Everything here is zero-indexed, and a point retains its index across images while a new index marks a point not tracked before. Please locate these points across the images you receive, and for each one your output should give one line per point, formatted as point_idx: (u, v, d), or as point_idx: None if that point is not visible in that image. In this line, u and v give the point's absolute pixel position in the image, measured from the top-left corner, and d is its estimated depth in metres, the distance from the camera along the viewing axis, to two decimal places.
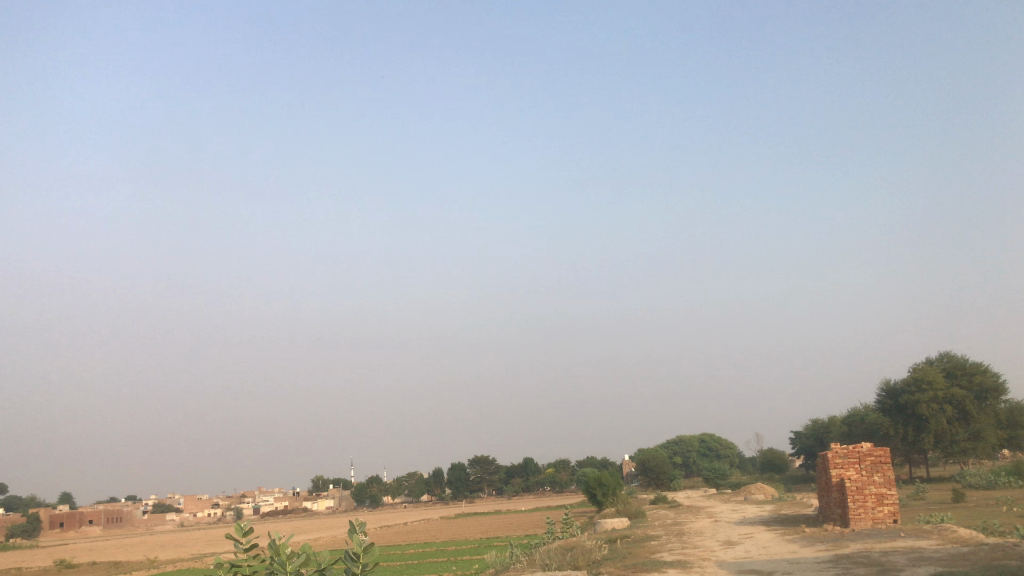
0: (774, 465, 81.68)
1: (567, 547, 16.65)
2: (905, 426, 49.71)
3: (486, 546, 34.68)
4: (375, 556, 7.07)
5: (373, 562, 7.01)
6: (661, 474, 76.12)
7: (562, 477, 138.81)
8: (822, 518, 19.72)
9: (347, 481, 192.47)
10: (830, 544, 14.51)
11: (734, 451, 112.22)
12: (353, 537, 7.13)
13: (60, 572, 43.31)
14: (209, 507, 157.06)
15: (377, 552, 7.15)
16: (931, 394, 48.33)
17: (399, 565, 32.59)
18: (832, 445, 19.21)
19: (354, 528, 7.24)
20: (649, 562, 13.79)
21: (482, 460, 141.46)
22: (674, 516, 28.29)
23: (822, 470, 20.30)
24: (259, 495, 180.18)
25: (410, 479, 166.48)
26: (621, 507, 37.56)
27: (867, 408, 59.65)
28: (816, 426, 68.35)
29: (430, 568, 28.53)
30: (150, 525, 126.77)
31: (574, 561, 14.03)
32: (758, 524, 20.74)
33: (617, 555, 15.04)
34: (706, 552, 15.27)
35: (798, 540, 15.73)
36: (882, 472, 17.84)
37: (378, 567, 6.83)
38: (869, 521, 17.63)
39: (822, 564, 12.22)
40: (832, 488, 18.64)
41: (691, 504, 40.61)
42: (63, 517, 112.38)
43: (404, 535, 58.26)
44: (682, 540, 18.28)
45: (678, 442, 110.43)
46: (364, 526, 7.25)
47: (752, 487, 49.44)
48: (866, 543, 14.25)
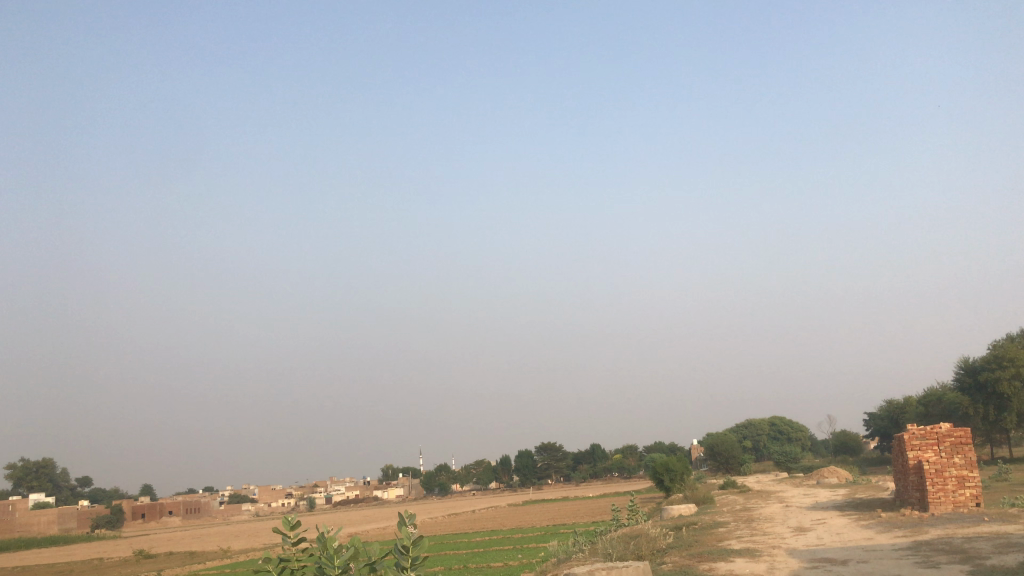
0: (848, 447, 79.61)
1: (632, 535, 16.20)
2: (985, 405, 47.90)
3: (552, 533, 34.40)
4: (424, 549, 6.71)
5: (422, 557, 6.63)
6: (730, 458, 74.95)
7: (629, 463, 137.94)
8: (898, 502, 18.93)
9: (416, 470, 194.64)
10: (909, 529, 13.77)
11: (806, 434, 109.91)
12: (399, 529, 6.78)
13: (139, 562, 44.54)
14: (283, 498, 160.59)
15: (426, 545, 6.80)
16: (1013, 371, 46.40)
17: (464, 553, 32.50)
18: (908, 425, 18.39)
19: (403, 519, 6.90)
20: (716, 550, 13.25)
21: (549, 447, 141.21)
22: (743, 503, 27.46)
23: (898, 453, 19.49)
24: (331, 484, 183.56)
25: (478, 468, 167.48)
26: (689, 493, 36.80)
27: (945, 388, 57.67)
28: (890, 407, 66.33)
29: (495, 556, 28.19)
30: (228, 515, 130.20)
31: (638, 551, 13.58)
32: (830, 509, 20.01)
33: (683, 543, 14.56)
34: (776, 540, 14.66)
35: (874, 526, 15.02)
36: (963, 453, 16.98)
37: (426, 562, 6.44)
38: (949, 505, 16.81)
39: (900, 552, 11.55)
40: (909, 471, 17.84)
41: (761, 489, 39.58)
42: (145, 508, 116.15)
43: (472, 523, 58.11)
44: (752, 526, 17.67)
45: (747, 426, 108.59)
46: (412, 517, 6.88)
47: (825, 471, 48.14)
48: (948, 528, 13.50)
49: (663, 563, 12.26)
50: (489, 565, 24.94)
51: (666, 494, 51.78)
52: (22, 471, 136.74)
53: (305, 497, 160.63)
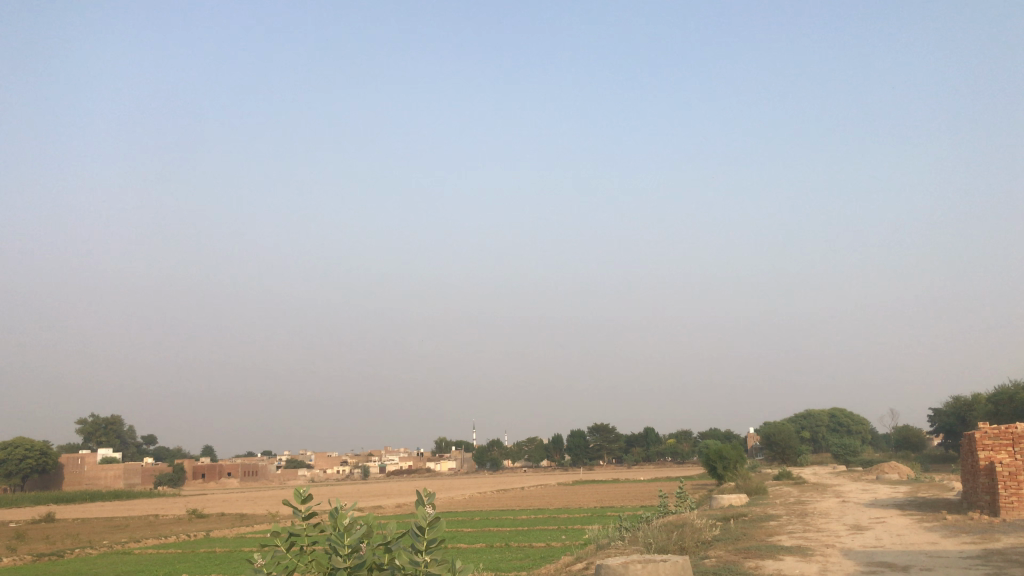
0: (911, 443, 77.17)
1: (677, 524, 15.42)
2: None
3: (598, 515, 33.77)
4: (442, 533, 5.78)
5: (439, 540, 5.70)
6: (787, 448, 73.30)
7: (683, 448, 136.56)
8: (966, 504, 17.81)
9: (468, 444, 196.00)
10: (978, 536, 12.69)
11: (867, 427, 106.95)
12: (416, 508, 5.82)
13: (191, 521, 45.22)
14: (338, 465, 162.96)
15: (444, 529, 5.86)
16: None
17: (509, 530, 32.05)
18: (982, 423, 17.24)
19: (420, 498, 5.96)
20: (763, 546, 12.39)
21: (602, 428, 140.23)
22: (798, 495, 26.28)
23: (968, 453, 18.30)
24: (386, 454, 185.71)
25: (530, 444, 167.62)
26: (741, 482, 35.79)
27: (1018, 387, 55.14)
28: (958, 403, 63.80)
29: (538, 535, 27.59)
30: (284, 479, 132.51)
31: (680, 542, 12.81)
32: (891, 508, 18.93)
33: (730, 536, 13.78)
34: (831, 538, 13.73)
35: (940, 529, 13.97)
36: None
37: (440, 547, 5.49)
38: (1023, 511, 15.64)
39: (968, 560, 10.55)
40: (980, 473, 16.76)
41: (818, 481, 38.20)
42: (205, 468, 119.22)
43: (519, 500, 57.70)
44: (805, 521, 16.80)
45: (806, 417, 106.24)
46: (431, 496, 5.93)
47: (886, 466, 46.48)
48: (1021, 537, 12.41)
49: (705, 558, 11.45)
50: (530, 545, 24.32)
51: (718, 481, 50.70)
52: (91, 427, 141.30)
53: (359, 465, 162.85)
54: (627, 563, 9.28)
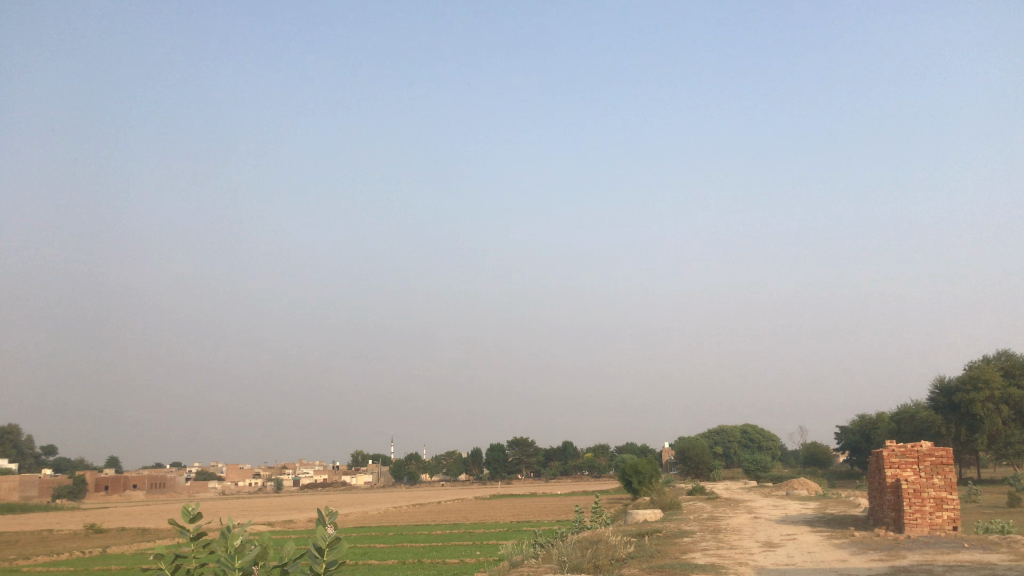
0: (818, 460, 79.36)
1: (591, 540, 15.26)
2: (957, 425, 47.57)
3: (514, 530, 33.51)
4: (343, 552, 5.35)
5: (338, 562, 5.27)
6: (700, 464, 74.54)
7: (600, 462, 137.76)
8: (872, 522, 18.15)
9: (386, 458, 193.68)
10: (885, 553, 12.86)
11: (776, 443, 109.68)
12: (316, 526, 5.41)
13: (89, 537, 43.09)
14: (250, 477, 158.70)
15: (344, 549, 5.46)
16: (987, 393, 46.23)
17: (422, 546, 31.47)
18: (887, 441, 17.64)
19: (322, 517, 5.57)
20: (678, 565, 12.22)
21: (521, 442, 140.29)
22: (710, 511, 26.54)
23: (874, 470, 18.68)
24: (301, 467, 181.93)
25: (449, 458, 166.53)
26: (654, 497, 36.05)
27: (918, 406, 57.35)
28: (863, 421, 65.99)
29: (452, 552, 27.15)
30: (193, 492, 128.30)
31: (594, 559, 12.58)
32: (801, 524, 19.19)
33: (645, 553, 13.62)
34: (744, 556, 13.69)
35: (848, 546, 14.12)
36: (943, 474, 16.21)
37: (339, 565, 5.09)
38: (925, 528, 15.97)
39: None
40: (885, 490, 17.06)
41: (730, 496, 38.81)
42: (109, 480, 114.56)
43: (434, 515, 57.05)
44: (717, 538, 16.82)
45: (719, 432, 108.48)
46: (334, 515, 5.55)
47: (794, 481, 47.61)
48: (926, 554, 12.60)
49: None
50: (444, 562, 23.93)
51: (633, 495, 51.09)
52: None
53: (272, 478, 159.10)
54: None
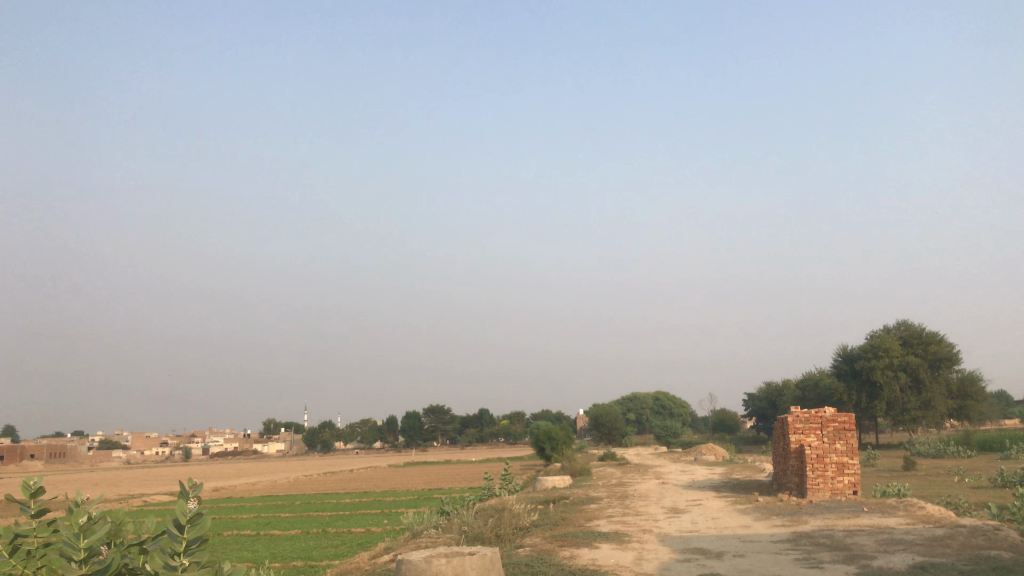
0: (726, 426, 81.34)
1: (495, 509, 14.89)
2: (857, 392, 49.17)
3: (424, 499, 33.07)
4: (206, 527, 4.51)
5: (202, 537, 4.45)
6: (613, 430, 75.57)
7: (515, 430, 138.77)
8: (776, 486, 18.34)
9: (300, 426, 190.89)
10: (788, 518, 12.84)
11: (687, 410, 112.19)
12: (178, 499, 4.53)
13: None
14: (158, 447, 154.10)
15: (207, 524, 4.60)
16: (887, 361, 47.89)
17: (328, 516, 30.79)
18: (793, 407, 17.76)
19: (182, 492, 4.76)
20: (580, 533, 11.90)
21: (437, 409, 139.91)
22: (619, 476, 26.58)
23: (779, 435, 18.85)
24: (211, 436, 177.71)
25: (364, 426, 165.12)
26: (565, 464, 36.06)
27: (822, 374, 59.14)
28: (769, 389, 67.81)
29: (358, 521, 26.52)
30: (96, 462, 123.72)
31: (496, 529, 12.19)
32: (707, 490, 19.25)
33: (549, 521, 13.29)
34: (648, 522, 13.49)
35: (752, 512, 14.08)
36: (844, 439, 16.39)
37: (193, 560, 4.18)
38: (827, 492, 16.16)
39: (779, 545, 10.38)
40: (790, 456, 17.17)
41: (640, 462, 39.22)
42: (4, 450, 109.52)
43: (344, 483, 56.17)
44: (624, 504, 16.69)
45: (631, 399, 110.41)
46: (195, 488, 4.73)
47: (702, 447, 48.51)
48: (828, 519, 12.57)
49: (519, 547, 10.79)
50: (348, 531, 23.32)
51: (546, 460, 51.30)
52: None
53: (181, 446, 155.02)
54: (436, 558, 8.42)
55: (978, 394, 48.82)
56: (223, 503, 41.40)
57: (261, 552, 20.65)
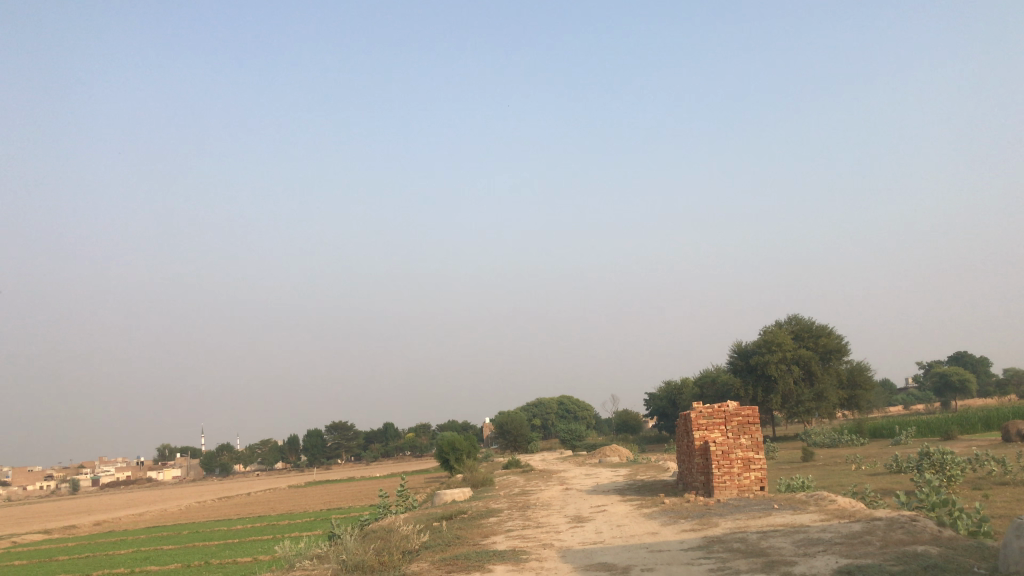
0: (629, 427, 81.71)
1: (383, 530, 13.55)
2: (754, 387, 49.77)
3: (320, 520, 31.32)
4: None
5: None
6: (518, 437, 74.75)
7: (421, 442, 136.59)
8: (681, 486, 17.61)
9: (196, 451, 183.40)
10: (696, 522, 11.94)
11: (591, 413, 112.67)
12: None
13: None
14: (41, 481, 144.65)
15: None
16: (780, 355, 48.65)
17: (215, 545, 28.72)
18: (695, 403, 17.07)
19: None
20: (474, 554, 10.65)
21: (340, 426, 136.32)
22: (522, 484, 25.47)
23: (681, 432, 18.20)
24: (101, 466, 168.47)
25: (264, 447, 159.60)
26: (467, 475, 34.79)
27: (719, 371, 59.83)
28: (669, 388, 68.33)
29: (246, 549, 24.62)
30: None
31: (380, 555, 10.84)
32: (611, 494, 18.33)
33: (441, 542, 12.03)
34: (549, 535, 12.38)
35: (659, 517, 13.17)
36: (749, 434, 15.77)
37: None
38: (734, 490, 15.44)
39: (691, 554, 9.41)
40: (694, 454, 16.45)
41: (545, 468, 38.36)
42: None
43: (239, 509, 53.24)
44: (525, 515, 15.62)
45: (536, 405, 110.03)
46: None
47: (607, 449, 48.20)
48: (738, 520, 11.72)
49: None
50: (233, 562, 21.51)
51: (450, 473, 49.91)
52: None
53: (65, 479, 146.09)
54: None
55: (867, 383, 50.12)
56: (103, 538, 38.37)
57: None
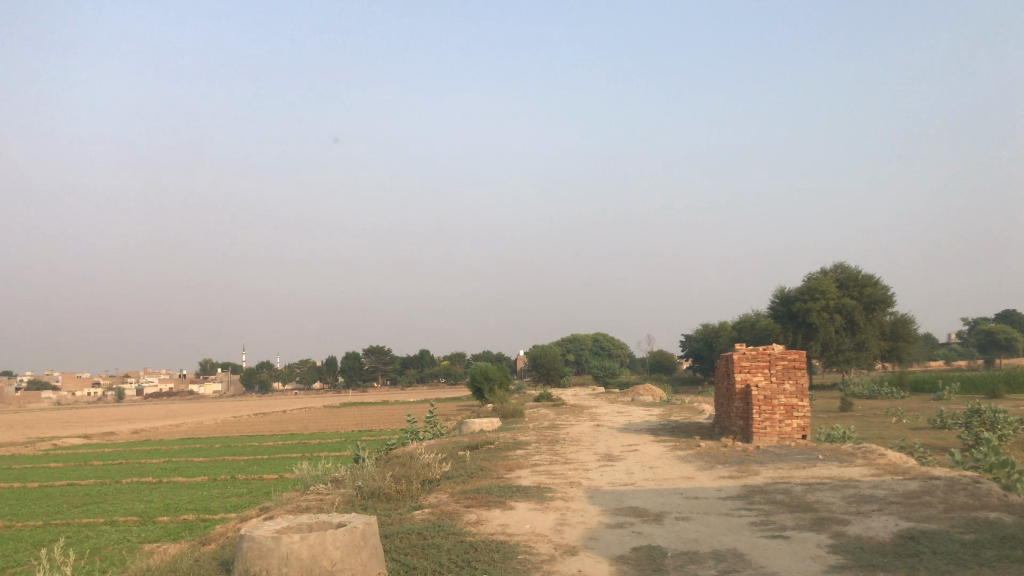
0: (663, 367, 81.09)
1: (404, 457, 13.02)
2: (794, 333, 48.58)
3: (348, 442, 31.27)
4: None
5: None
6: (551, 370, 74.57)
7: (455, 371, 137.74)
8: (718, 430, 16.88)
9: (236, 366, 186.92)
10: (736, 469, 11.21)
11: (625, 350, 112.40)
12: None
13: None
14: (88, 387, 148.69)
15: None
16: (824, 303, 47.29)
17: (243, 460, 28.81)
18: (738, 344, 16.25)
19: None
20: (496, 488, 10.02)
21: (377, 349, 137.89)
22: (551, 419, 24.87)
23: (722, 375, 17.44)
24: (145, 376, 172.87)
25: (302, 366, 162.33)
26: (497, 405, 34.50)
27: (759, 315, 58.64)
28: (706, 330, 67.36)
29: (272, 467, 24.53)
30: (24, 402, 118.44)
31: (398, 483, 10.27)
32: (644, 434, 17.66)
33: (463, 473, 11.46)
34: (577, 473, 11.74)
35: (696, 461, 12.44)
36: (794, 379, 14.90)
37: None
38: (774, 437, 14.70)
39: (730, 504, 8.67)
40: (734, 397, 15.69)
41: (576, 403, 37.83)
42: None
43: (272, 425, 53.75)
44: (553, 450, 15.02)
45: (571, 340, 110.07)
46: None
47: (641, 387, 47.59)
48: (780, 470, 10.96)
49: (418, 509, 8.85)
50: (258, 478, 21.35)
51: (482, 403, 49.77)
52: None
53: (111, 387, 150.15)
54: (280, 532, 6.46)
55: (911, 336, 48.66)
56: (137, 447, 38.90)
57: (155, 502, 18.45)
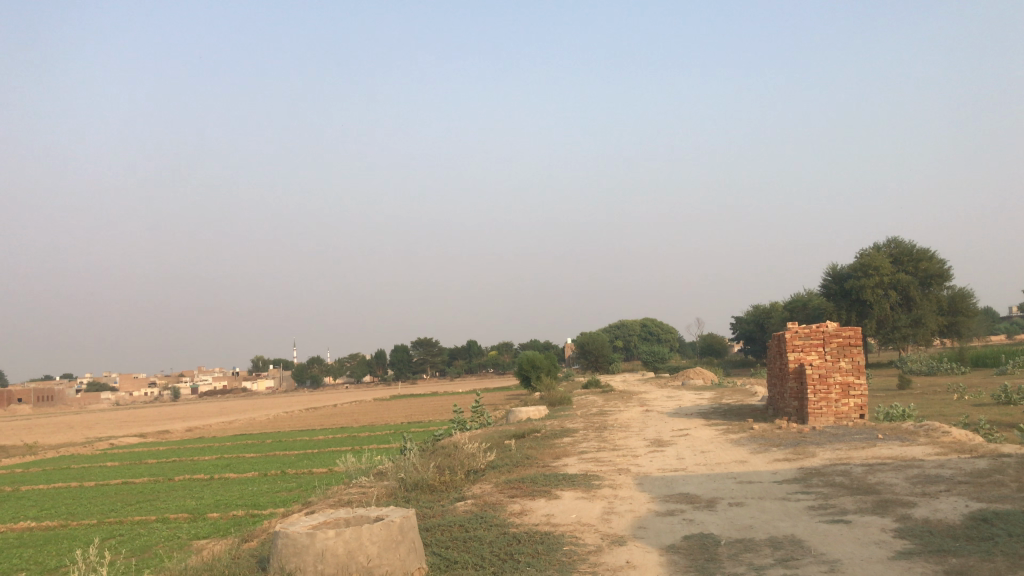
0: (714, 350, 80.02)
1: (450, 447, 12.83)
2: (847, 312, 47.46)
3: (397, 433, 31.30)
4: None
5: None
6: (599, 356, 74.07)
7: (504, 360, 137.82)
8: (772, 413, 16.40)
9: (288, 363, 189.53)
10: (791, 451, 10.77)
11: (674, 335, 111.27)
12: None
13: None
14: (146, 387, 151.96)
15: None
16: (877, 279, 46.08)
17: (293, 454, 29.02)
18: (790, 323, 15.75)
19: None
20: (541, 477, 9.74)
21: (425, 342, 138.54)
22: (599, 406, 24.50)
23: (774, 355, 16.93)
24: (200, 375, 176.07)
25: (353, 360, 163.95)
26: (545, 394, 34.21)
27: (811, 294, 57.44)
28: (757, 311, 66.24)
29: (322, 460, 24.61)
30: (84, 404, 121.37)
31: (442, 474, 10.06)
32: (695, 418, 17.22)
33: (509, 462, 11.21)
34: (626, 459, 11.43)
35: (750, 444, 12.02)
36: (850, 357, 14.36)
37: None
38: (830, 418, 14.17)
39: (786, 487, 8.28)
40: (787, 377, 15.19)
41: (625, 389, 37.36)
42: None
43: (323, 420, 54.25)
44: (601, 436, 14.70)
45: (619, 327, 109.31)
46: None
47: (690, 371, 46.89)
48: (838, 450, 10.50)
49: (461, 500, 8.63)
50: (308, 472, 21.42)
51: (530, 391, 49.51)
52: None
53: (168, 387, 153.23)
54: (317, 528, 6.26)
55: (970, 310, 47.16)
56: (192, 444, 39.51)
57: (206, 498, 18.58)
